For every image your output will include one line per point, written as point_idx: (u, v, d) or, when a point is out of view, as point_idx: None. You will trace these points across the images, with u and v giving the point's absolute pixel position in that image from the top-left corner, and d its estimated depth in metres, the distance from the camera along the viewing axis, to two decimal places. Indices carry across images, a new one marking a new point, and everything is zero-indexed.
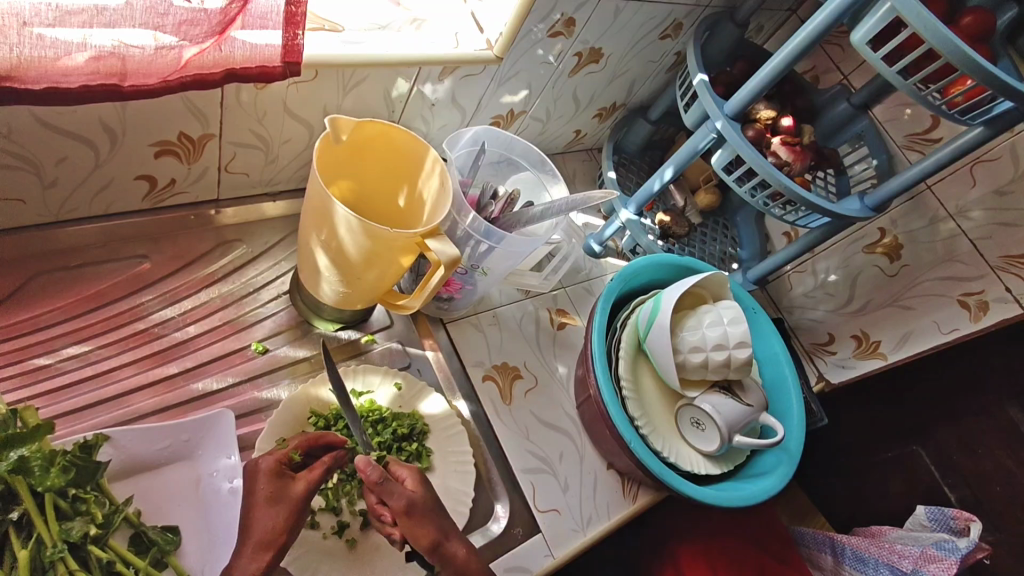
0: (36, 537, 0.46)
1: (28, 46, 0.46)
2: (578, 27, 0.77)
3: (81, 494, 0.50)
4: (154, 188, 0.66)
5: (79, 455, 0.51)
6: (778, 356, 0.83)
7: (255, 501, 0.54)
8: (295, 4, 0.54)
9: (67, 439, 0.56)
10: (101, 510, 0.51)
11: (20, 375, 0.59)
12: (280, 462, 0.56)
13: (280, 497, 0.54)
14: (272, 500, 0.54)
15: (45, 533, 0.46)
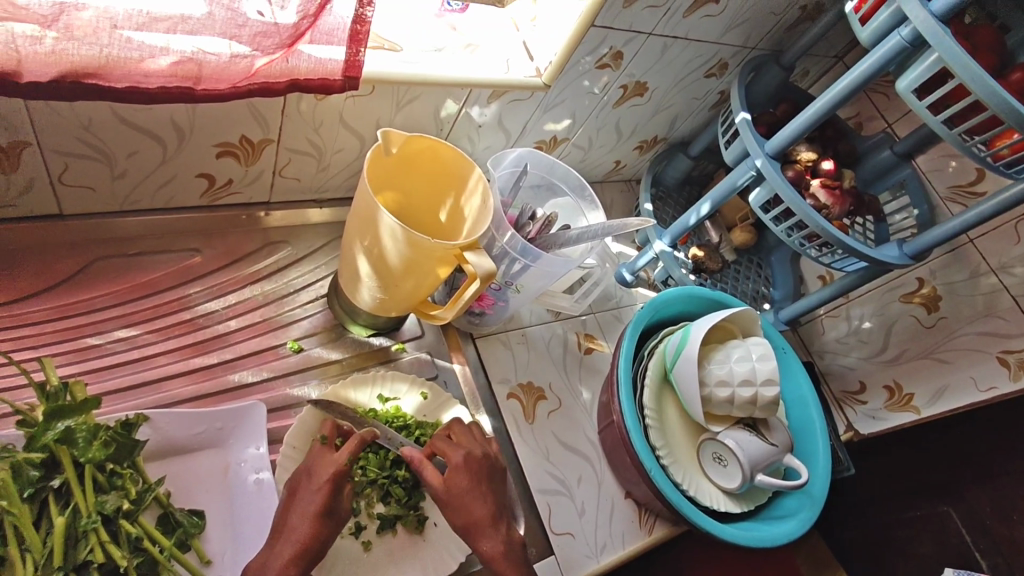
0: (73, 506, 0.48)
1: (115, 46, 0.50)
2: (625, 61, 0.79)
3: (118, 469, 0.52)
4: (212, 186, 0.70)
5: (120, 432, 0.53)
6: (804, 398, 0.82)
7: (309, 510, 0.56)
8: (360, 23, 0.57)
9: (110, 415, 0.59)
10: (136, 486, 0.53)
11: (74, 352, 0.62)
12: (340, 474, 0.58)
13: (333, 510, 0.56)
14: (325, 512, 0.56)
15: (82, 503, 0.48)
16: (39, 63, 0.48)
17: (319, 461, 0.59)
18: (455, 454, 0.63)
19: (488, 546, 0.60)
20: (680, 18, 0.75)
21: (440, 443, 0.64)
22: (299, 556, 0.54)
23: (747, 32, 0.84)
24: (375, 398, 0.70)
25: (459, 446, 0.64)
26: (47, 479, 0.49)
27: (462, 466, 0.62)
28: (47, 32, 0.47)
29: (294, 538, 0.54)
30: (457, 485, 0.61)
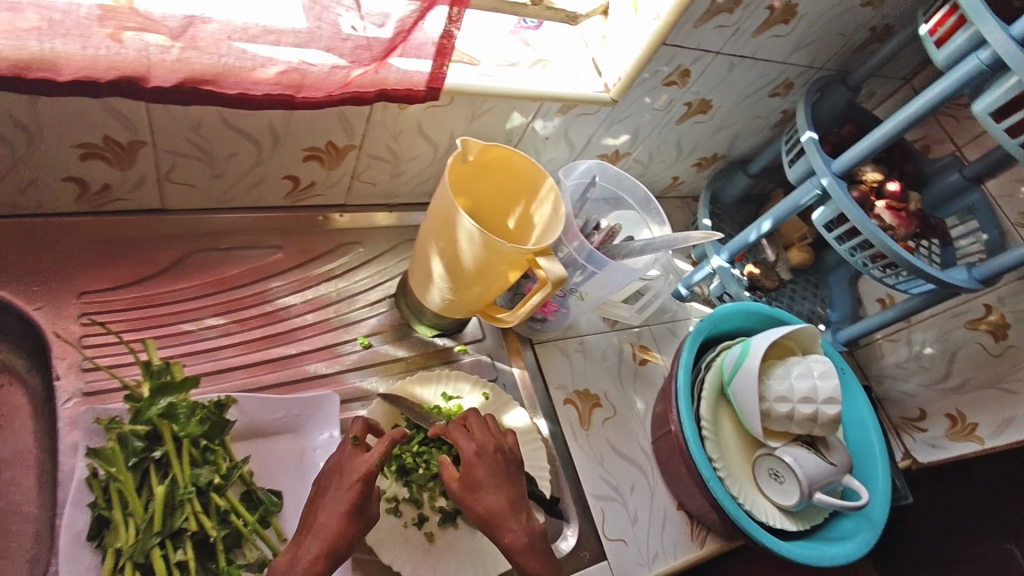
0: (172, 476, 0.53)
1: (230, 57, 0.54)
2: (692, 79, 0.81)
3: (211, 446, 0.57)
4: (296, 187, 0.74)
5: (213, 411, 0.57)
6: (864, 419, 0.81)
7: (337, 507, 0.55)
8: (447, 38, 0.60)
9: (204, 396, 0.64)
10: (225, 463, 0.57)
11: (172, 337, 0.67)
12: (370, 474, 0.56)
13: (361, 508, 0.55)
14: (354, 510, 0.55)
15: (179, 474, 0.53)
16: (166, 71, 0.52)
17: (352, 463, 0.57)
18: (466, 446, 0.62)
19: (509, 538, 0.60)
20: (749, 38, 0.77)
21: (452, 434, 0.63)
22: (326, 553, 0.53)
23: (814, 53, 0.85)
24: (440, 396, 0.73)
25: (470, 438, 0.63)
26: (149, 450, 0.54)
27: (474, 457, 0.61)
28: (175, 43, 0.52)
29: (322, 534, 0.53)
30: (474, 475, 0.61)
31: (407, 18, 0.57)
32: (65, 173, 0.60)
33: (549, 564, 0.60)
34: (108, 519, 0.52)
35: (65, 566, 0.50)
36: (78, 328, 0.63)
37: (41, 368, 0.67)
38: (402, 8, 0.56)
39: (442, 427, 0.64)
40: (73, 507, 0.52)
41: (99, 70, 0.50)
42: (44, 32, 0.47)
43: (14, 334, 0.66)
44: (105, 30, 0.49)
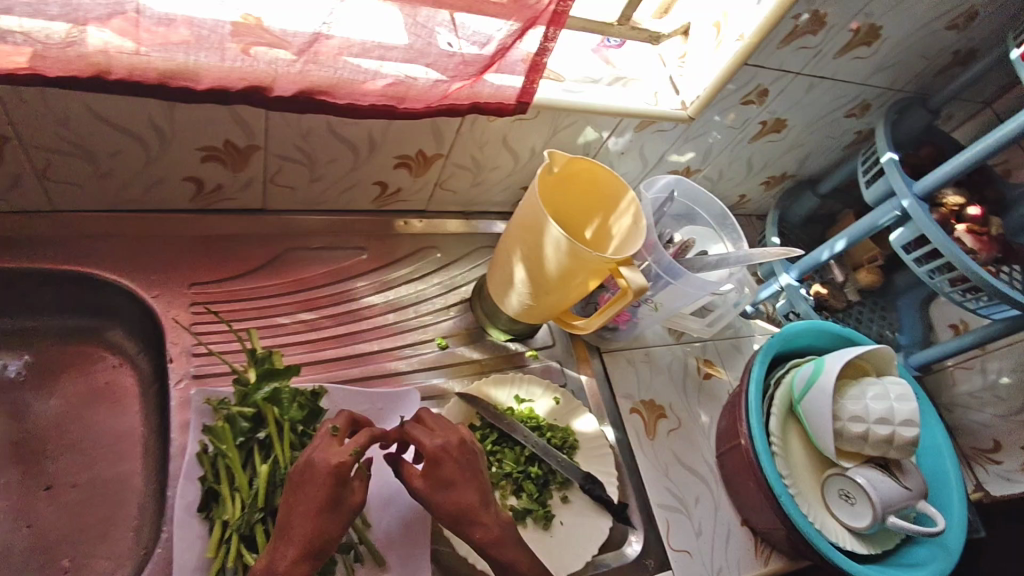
0: (274, 457, 0.57)
1: (344, 70, 0.58)
2: (769, 98, 0.82)
3: (307, 431, 0.61)
4: (384, 193, 0.79)
5: (309, 399, 0.62)
6: (940, 447, 0.80)
7: (313, 505, 0.51)
8: (541, 55, 0.63)
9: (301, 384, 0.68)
10: None
11: (271, 329, 0.72)
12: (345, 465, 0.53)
13: (337, 502, 0.52)
14: (327, 507, 0.52)
15: (280, 455, 0.57)
16: (288, 82, 0.57)
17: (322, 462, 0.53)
18: (430, 442, 0.59)
19: (480, 533, 0.58)
20: (831, 59, 0.78)
21: (414, 435, 0.60)
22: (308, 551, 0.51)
23: (895, 74, 0.85)
24: (513, 398, 0.76)
25: (431, 433, 0.60)
26: (255, 431, 0.59)
27: (446, 452, 0.59)
28: (299, 58, 0.56)
29: (296, 538, 0.50)
30: (449, 472, 0.58)
31: (503, 41, 0.60)
32: (186, 173, 0.66)
33: (526, 554, 0.60)
34: (217, 493, 0.57)
35: (178, 533, 0.55)
36: (190, 314, 0.69)
37: (150, 352, 0.73)
38: (499, 30, 0.59)
39: (399, 428, 0.61)
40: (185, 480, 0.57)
41: (231, 80, 0.55)
42: (190, 47, 0.52)
43: (129, 319, 0.73)
44: (237, 46, 0.53)
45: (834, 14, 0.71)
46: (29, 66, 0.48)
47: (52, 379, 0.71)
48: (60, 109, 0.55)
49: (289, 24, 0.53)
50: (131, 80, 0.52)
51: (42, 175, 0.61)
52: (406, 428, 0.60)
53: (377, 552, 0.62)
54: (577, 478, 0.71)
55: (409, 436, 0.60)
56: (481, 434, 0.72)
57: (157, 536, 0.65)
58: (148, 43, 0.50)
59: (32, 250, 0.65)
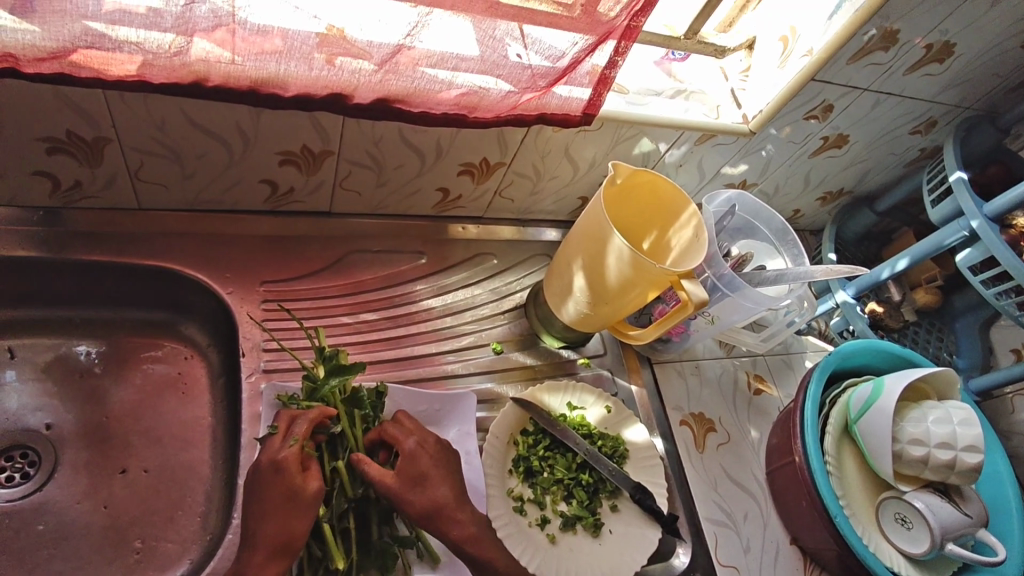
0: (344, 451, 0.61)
1: (421, 80, 0.60)
2: (833, 114, 0.82)
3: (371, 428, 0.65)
4: (445, 199, 0.81)
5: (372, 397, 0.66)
6: (1002, 475, 0.78)
7: (272, 506, 0.55)
8: (610, 68, 0.64)
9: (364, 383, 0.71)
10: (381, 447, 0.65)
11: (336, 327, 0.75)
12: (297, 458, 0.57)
13: (293, 497, 0.54)
14: (287, 501, 0.55)
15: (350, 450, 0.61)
16: (368, 91, 0.60)
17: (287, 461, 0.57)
18: (406, 441, 0.63)
19: (454, 532, 0.60)
20: (899, 76, 0.77)
21: (389, 434, 0.63)
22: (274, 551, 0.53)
23: (964, 92, 0.83)
24: (565, 405, 0.77)
25: (410, 434, 0.64)
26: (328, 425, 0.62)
27: (414, 452, 0.62)
28: (379, 69, 0.58)
29: (258, 538, 0.53)
30: (410, 470, 0.61)
31: (575, 55, 0.61)
32: (263, 176, 0.69)
33: (500, 553, 0.61)
34: None
35: None
36: (261, 311, 0.73)
37: (220, 346, 0.77)
38: (572, 45, 0.60)
39: (376, 429, 0.64)
40: None
41: (317, 88, 0.58)
42: (282, 57, 0.54)
43: (201, 313, 0.76)
44: (322, 57, 0.55)
45: (906, 31, 0.71)
46: (138, 74, 0.52)
47: (127, 365, 0.74)
48: (157, 114, 0.58)
49: (374, 37, 0.55)
50: (225, 87, 0.55)
51: (135, 176, 0.65)
52: (385, 428, 0.64)
53: (433, 553, 0.63)
54: (627, 488, 0.71)
55: (388, 435, 0.63)
56: (533, 439, 0.73)
57: (224, 522, 0.68)
58: (243, 53, 0.53)
59: (118, 245, 0.69)
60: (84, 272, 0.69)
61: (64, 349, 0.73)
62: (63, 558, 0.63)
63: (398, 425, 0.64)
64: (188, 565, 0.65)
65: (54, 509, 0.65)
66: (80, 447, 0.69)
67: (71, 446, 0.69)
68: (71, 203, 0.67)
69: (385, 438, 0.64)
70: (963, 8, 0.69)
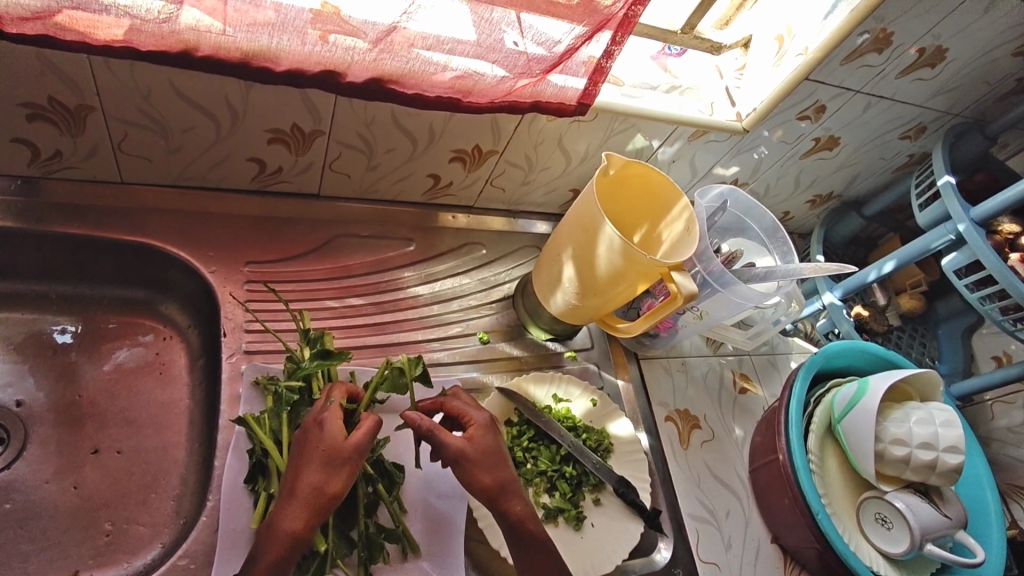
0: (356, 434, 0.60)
1: (416, 61, 0.59)
2: (826, 115, 0.82)
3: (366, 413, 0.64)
4: (435, 185, 0.80)
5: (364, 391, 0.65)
6: (980, 477, 0.79)
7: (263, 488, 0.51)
8: (606, 59, 0.63)
9: (346, 368, 0.70)
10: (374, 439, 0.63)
11: (320, 312, 0.74)
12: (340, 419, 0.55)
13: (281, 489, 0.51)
14: (330, 459, 0.52)
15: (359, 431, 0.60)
16: (362, 69, 0.58)
17: (331, 425, 0.53)
18: (477, 415, 0.61)
19: None
20: (892, 79, 0.78)
21: (454, 407, 0.62)
22: (316, 507, 0.50)
23: (954, 99, 0.85)
24: (550, 397, 0.76)
25: (477, 407, 0.62)
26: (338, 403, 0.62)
27: (484, 425, 0.60)
28: (373, 48, 0.57)
29: (302, 497, 0.50)
30: (480, 441, 0.58)
31: (571, 42, 0.60)
32: (250, 154, 0.68)
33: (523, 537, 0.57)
34: (263, 466, 0.59)
35: (228, 504, 0.58)
36: (245, 291, 0.72)
37: (200, 327, 0.75)
38: (568, 33, 0.59)
39: (438, 400, 0.62)
40: (234, 452, 0.61)
41: (309, 64, 0.56)
42: (274, 29, 0.53)
43: (182, 293, 0.75)
44: (316, 33, 0.54)
45: (900, 33, 0.71)
46: (124, 39, 0.51)
47: (102, 344, 0.73)
48: (143, 83, 0.57)
49: (369, 15, 0.54)
50: (215, 58, 0.54)
51: (118, 147, 0.64)
52: (449, 400, 0.62)
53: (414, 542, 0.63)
54: (611, 481, 0.71)
55: (451, 407, 0.62)
56: (518, 430, 0.72)
57: (198, 507, 0.66)
58: (234, 23, 0.52)
59: (97, 219, 0.67)
60: (62, 245, 0.67)
61: (37, 325, 0.71)
62: (30, 539, 0.61)
63: (460, 398, 0.63)
64: (159, 550, 0.64)
65: (22, 488, 0.63)
66: (52, 425, 0.67)
67: (43, 424, 0.67)
68: (49, 174, 0.65)
69: (448, 411, 0.62)
70: (956, 12, 0.70)
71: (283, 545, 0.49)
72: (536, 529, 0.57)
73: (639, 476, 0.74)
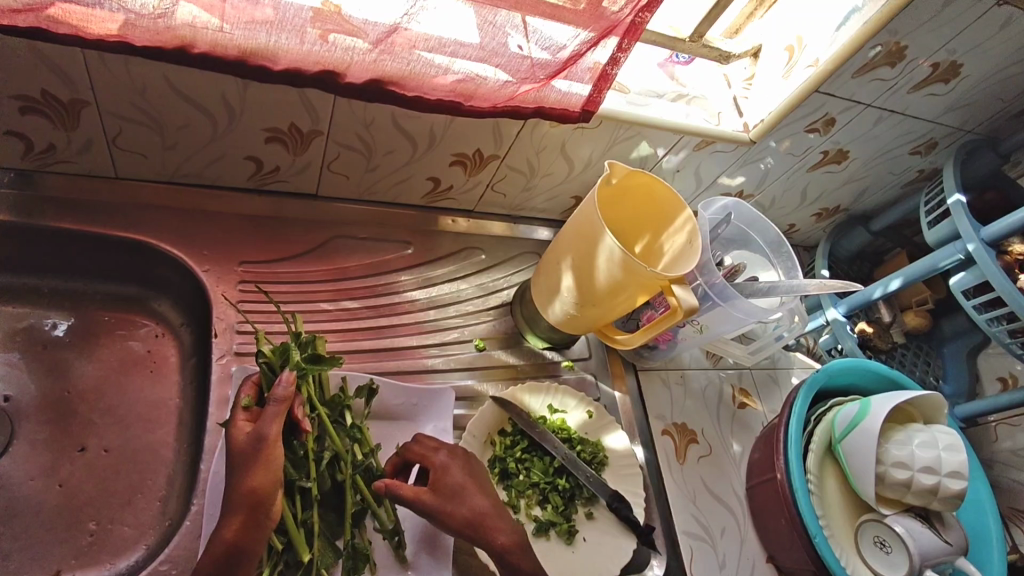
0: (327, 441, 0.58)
1: (417, 63, 0.58)
2: (835, 128, 0.80)
3: (357, 425, 0.63)
4: (435, 189, 0.79)
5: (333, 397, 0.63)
6: (983, 503, 0.78)
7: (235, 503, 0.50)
8: (612, 66, 0.62)
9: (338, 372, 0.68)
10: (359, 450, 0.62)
11: (313, 314, 0.73)
12: (248, 422, 0.55)
13: (259, 507, 0.50)
14: (248, 460, 0.51)
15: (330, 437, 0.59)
16: (362, 70, 0.57)
17: (233, 433, 0.53)
18: (435, 458, 0.60)
19: None
20: (904, 94, 0.76)
21: (416, 451, 0.61)
22: (244, 511, 0.49)
23: (966, 115, 0.83)
24: (546, 407, 0.75)
25: (437, 449, 0.61)
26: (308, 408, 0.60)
27: (445, 466, 0.59)
28: (373, 48, 0.56)
29: (241, 507, 0.49)
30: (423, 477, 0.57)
31: (576, 48, 0.59)
32: (247, 152, 0.67)
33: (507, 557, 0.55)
34: None
35: (211, 508, 0.57)
36: (238, 292, 0.71)
37: (193, 327, 0.74)
38: (573, 38, 0.58)
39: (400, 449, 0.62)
40: (220, 456, 0.60)
41: (308, 63, 0.55)
42: (272, 27, 0.52)
43: (176, 291, 0.74)
44: (316, 32, 0.53)
45: (913, 48, 0.69)
46: (119, 34, 0.50)
47: (93, 342, 0.71)
48: (139, 77, 0.56)
49: (370, 14, 0.53)
50: (212, 55, 0.52)
51: (113, 143, 0.63)
52: (410, 446, 0.62)
53: (401, 552, 0.61)
54: (604, 495, 0.69)
55: (415, 450, 0.61)
56: (510, 440, 0.71)
57: (184, 508, 0.65)
58: (232, 21, 0.51)
59: (90, 215, 0.66)
60: (54, 239, 0.66)
61: (29, 319, 0.70)
62: (10, 537, 0.60)
63: (421, 443, 0.62)
64: (143, 552, 0.63)
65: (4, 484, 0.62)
66: (39, 420, 0.66)
67: (29, 420, 0.66)
68: (44, 167, 0.64)
69: (410, 455, 0.61)
70: (972, 27, 0.68)
71: (215, 553, 0.48)
72: (501, 556, 0.55)
73: (634, 491, 0.72)
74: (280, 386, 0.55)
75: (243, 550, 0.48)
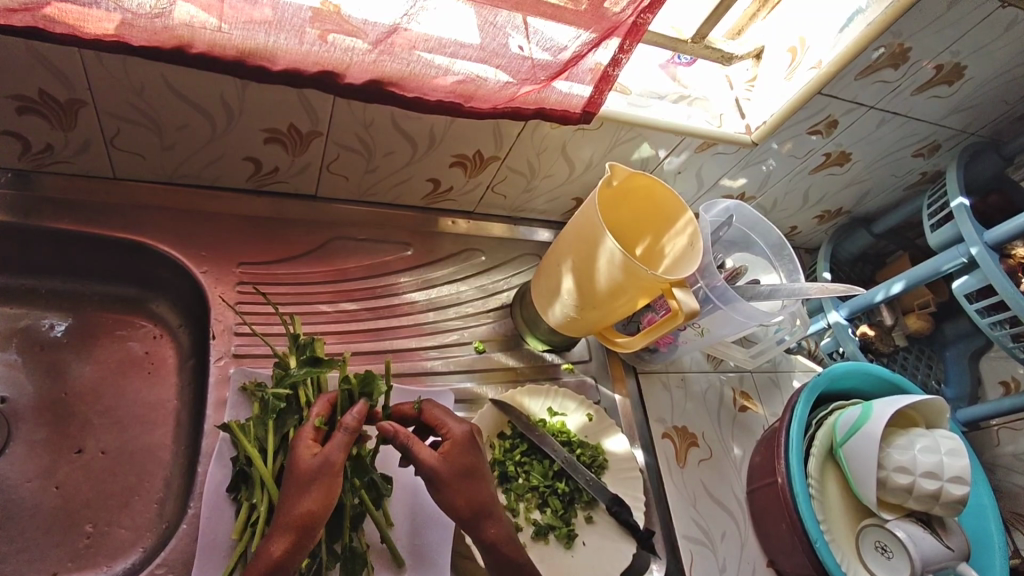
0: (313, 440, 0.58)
1: (417, 64, 0.58)
2: (837, 130, 0.80)
3: None
4: (435, 190, 0.79)
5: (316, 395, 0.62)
6: (985, 508, 0.77)
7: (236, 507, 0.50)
8: (613, 67, 0.61)
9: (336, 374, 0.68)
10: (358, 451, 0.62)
11: (311, 315, 0.72)
12: (314, 442, 0.54)
13: None
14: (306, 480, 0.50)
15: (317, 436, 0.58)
16: (362, 70, 0.57)
17: (299, 453, 0.52)
18: (456, 427, 0.58)
19: None
20: (907, 96, 0.76)
21: (434, 415, 0.59)
22: (293, 531, 0.49)
23: (969, 117, 0.82)
24: (546, 410, 0.75)
25: (456, 420, 0.59)
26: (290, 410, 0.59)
27: (463, 439, 0.57)
28: (373, 48, 0.55)
29: (286, 525, 0.49)
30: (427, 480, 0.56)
31: (577, 49, 0.59)
32: (246, 153, 0.67)
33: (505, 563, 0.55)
34: (246, 475, 0.58)
35: (208, 511, 0.57)
36: (235, 293, 0.70)
37: (191, 328, 0.74)
38: (575, 39, 0.58)
39: (418, 408, 0.60)
40: (218, 459, 0.60)
41: (307, 64, 0.55)
42: (271, 28, 0.52)
43: (174, 292, 0.74)
44: (315, 32, 0.53)
45: (916, 50, 0.69)
46: (116, 33, 0.49)
47: (91, 342, 0.71)
48: (137, 77, 0.56)
49: (370, 14, 0.53)
50: (210, 55, 0.52)
51: (111, 143, 0.62)
52: (428, 408, 0.60)
53: (399, 555, 0.61)
54: (604, 499, 0.69)
55: (429, 416, 0.59)
56: (510, 444, 0.71)
57: (182, 510, 0.65)
58: (231, 21, 0.50)
59: (88, 216, 0.66)
60: (52, 239, 0.66)
61: (26, 320, 0.70)
62: (7, 539, 0.59)
63: (438, 409, 0.60)
64: (140, 554, 0.62)
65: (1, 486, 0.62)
66: (36, 421, 0.66)
67: (26, 421, 0.65)
68: (42, 167, 0.64)
69: (427, 418, 0.60)
70: (976, 29, 0.68)
71: (262, 568, 0.47)
72: (499, 561, 0.55)
73: (634, 495, 0.72)
74: (351, 415, 0.54)
75: (285, 568, 0.48)
